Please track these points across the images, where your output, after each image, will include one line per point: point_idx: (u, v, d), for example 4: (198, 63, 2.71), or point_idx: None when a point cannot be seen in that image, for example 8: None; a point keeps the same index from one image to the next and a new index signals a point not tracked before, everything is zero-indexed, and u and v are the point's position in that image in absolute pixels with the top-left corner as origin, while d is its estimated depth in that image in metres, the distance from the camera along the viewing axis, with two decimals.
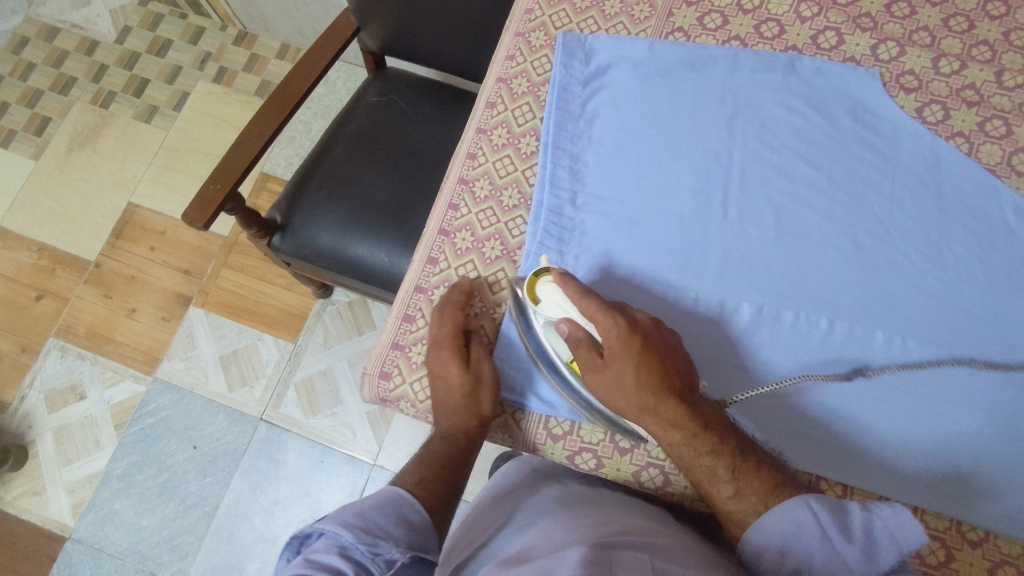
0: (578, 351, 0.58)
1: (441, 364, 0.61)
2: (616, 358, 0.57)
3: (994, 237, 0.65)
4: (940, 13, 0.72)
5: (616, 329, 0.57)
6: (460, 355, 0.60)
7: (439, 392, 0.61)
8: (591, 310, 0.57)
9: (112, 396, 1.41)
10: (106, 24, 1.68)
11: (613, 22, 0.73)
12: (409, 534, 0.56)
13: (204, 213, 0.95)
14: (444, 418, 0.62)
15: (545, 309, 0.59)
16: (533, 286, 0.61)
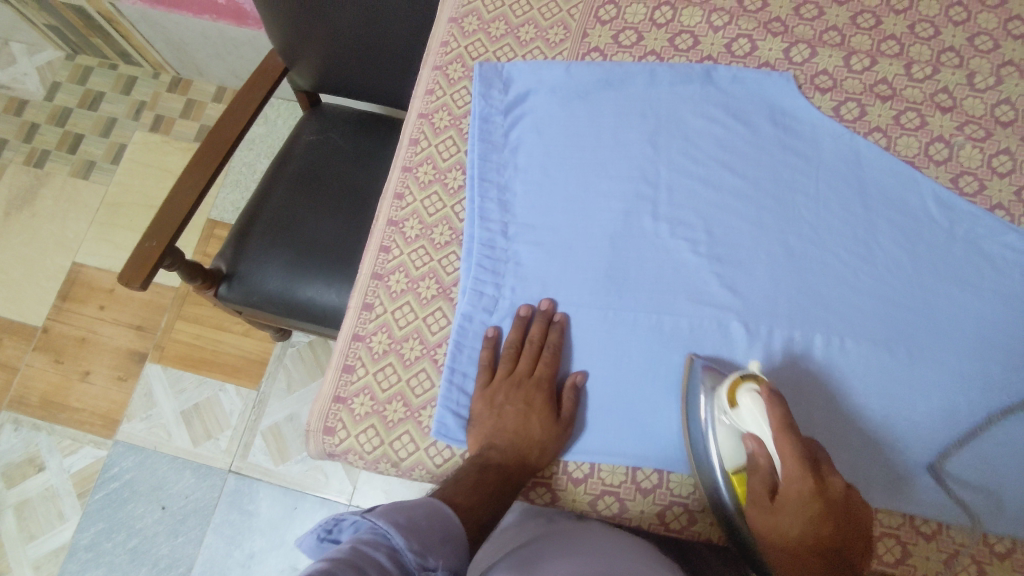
0: (754, 475, 0.54)
1: (518, 397, 0.61)
2: (788, 504, 0.52)
3: (918, 229, 0.66)
4: (847, 12, 0.73)
5: (806, 485, 0.52)
6: (549, 388, 0.61)
7: (502, 424, 0.60)
8: (788, 448, 0.53)
9: (73, 464, 1.36)
10: (34, 83, 1.65)
11: (529, 48, 0.73)
12: (455, 549, 0.51)
13: (140, 272, 0.92)
14: (492, 449, 0.59)
15: (738, 417, 0.55)
16: (732, 386, 0.56)
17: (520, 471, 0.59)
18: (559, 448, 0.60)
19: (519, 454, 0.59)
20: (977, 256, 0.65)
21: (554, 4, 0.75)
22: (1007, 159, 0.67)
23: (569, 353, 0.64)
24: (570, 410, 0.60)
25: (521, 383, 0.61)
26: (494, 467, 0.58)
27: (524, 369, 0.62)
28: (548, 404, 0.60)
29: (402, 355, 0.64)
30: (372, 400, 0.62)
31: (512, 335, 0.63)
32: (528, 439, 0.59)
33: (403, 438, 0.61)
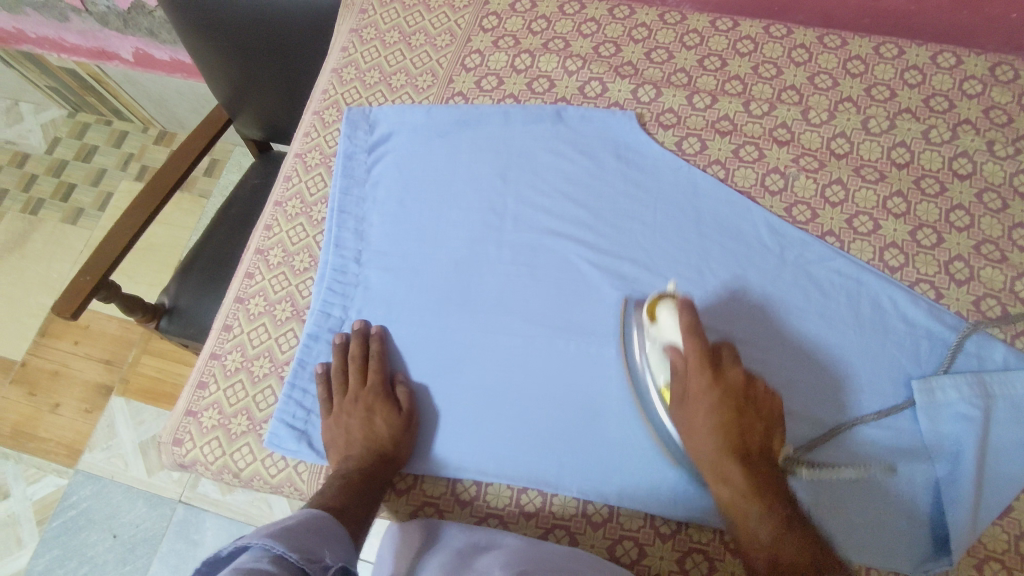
0: (674, 378, 0.60)
1: (354, 409, 0.64)
2: (699, 398, 0.58)
3: (749, 255, 0.68)
4: (695, 55, 0.78)
5: (703, 377, 0.58)
6: (383, 389, 0.65)
7: (348, 437, 0.63)
8: (693, 344, 0.58)
9: (35, 492, 1.42)
10: (37, 138, 1.80)
11: (399, 93, 0.80)
12: (337, 543, 0.52)
13: (72, 304, 0.99)
14: (350, 459, 0.62)
15: (658, 330, 0.61)
16: (654, 303, 0.62)
17: (381, 468, 0.61)
18: (409, 439, 0.63)
19: (376, 453, 0.61)
20: (807, 280, 0.67)
21: (425, 54, 0.81)
22: (840, 188, 0.70)
23: (397, 357, 0.68)
24: (408, 400, 0.64)
25: (358, 396, 0.64)
26: (355, 472, 0.60)
27: (357, 384, 0.65)
28: (386, 402, 0.64)
29: (252, 372, 0.68)
30: (219, 414, 0.66)
31: (336, 360, 0.67)
32: (376, 436, 0.61)
33: (243, 449, 0.65)
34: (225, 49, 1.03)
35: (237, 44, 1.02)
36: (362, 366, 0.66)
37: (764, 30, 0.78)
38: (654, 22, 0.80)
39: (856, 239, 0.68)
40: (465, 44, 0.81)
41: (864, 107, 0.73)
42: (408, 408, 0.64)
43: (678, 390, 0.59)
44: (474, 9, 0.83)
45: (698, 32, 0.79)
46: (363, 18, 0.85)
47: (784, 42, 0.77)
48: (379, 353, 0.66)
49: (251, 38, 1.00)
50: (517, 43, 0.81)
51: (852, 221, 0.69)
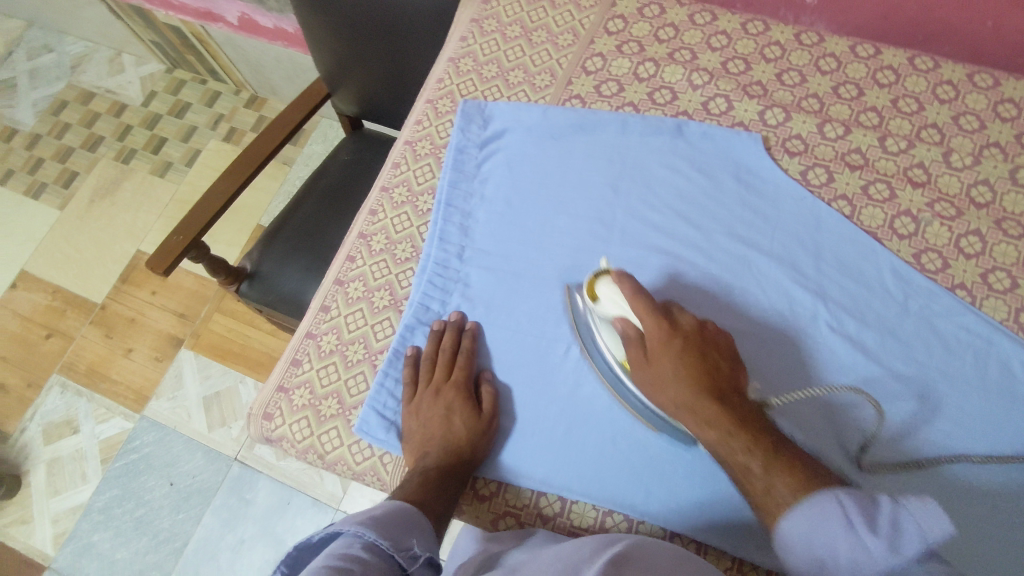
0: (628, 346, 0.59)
1: (436, 403, 0.63)
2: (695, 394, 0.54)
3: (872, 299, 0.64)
4: (830, 81, 0.74)
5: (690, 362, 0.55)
6: (465, 388, 0.63)
7: (426, 431, 0.62)
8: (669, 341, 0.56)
9: (102, 431, 1.48)
10: (135, 90, 1.85)
11: (516, 90, 0.78)
12: (421, 534, 0.51)
13: (165, 260, 1.02)
14: (429, 454, 0.61)
15: (625, 354, 0.60)
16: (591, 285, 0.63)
17: (459, 468, 0.60)
18: (486, 443, 0.62)
19: (454, 452, 0.60)
20: (934, 334, 0.62)
21: (546, 52, 0.80)
22: (977, 240, 0.66)
23: (483, 356, 0.67)
24: (490, 403, 0.63)
25: (440, 390, 0.64)
26: (433, 469, 0.59)
27: (440, 378, 0.64)
28: (468, 402, 0.62)
29: (346, 356, 0.68)
30: (310, 394, 0.67)
31: (427, 349, 0.66)
32: (456, 434, 0.60)
33: (331, 433, 0.65)
34: (334, 26, 1.03)
35: (348, 23, 1.01)
36: (448, 360, 0.65)
37: (908, 60, 0.74)
38: (789, 43, 0.76)
39: (990, 296, 0.64)
40: (588, 46, 0.79)
41: (1013, 156, 0.68)
42: (489, 411, 0.62)
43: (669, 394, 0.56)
44: (600, 10, 0.81)
45: (835, 56, 0.75)
46: (484, 9, 0.83)
47: (929, 76, 0.73)
48: (467, 349, 0.66)
49: (363, 17, 0.99)
50: (642, 50, 0.78)
51: (988, 277, 0.64)
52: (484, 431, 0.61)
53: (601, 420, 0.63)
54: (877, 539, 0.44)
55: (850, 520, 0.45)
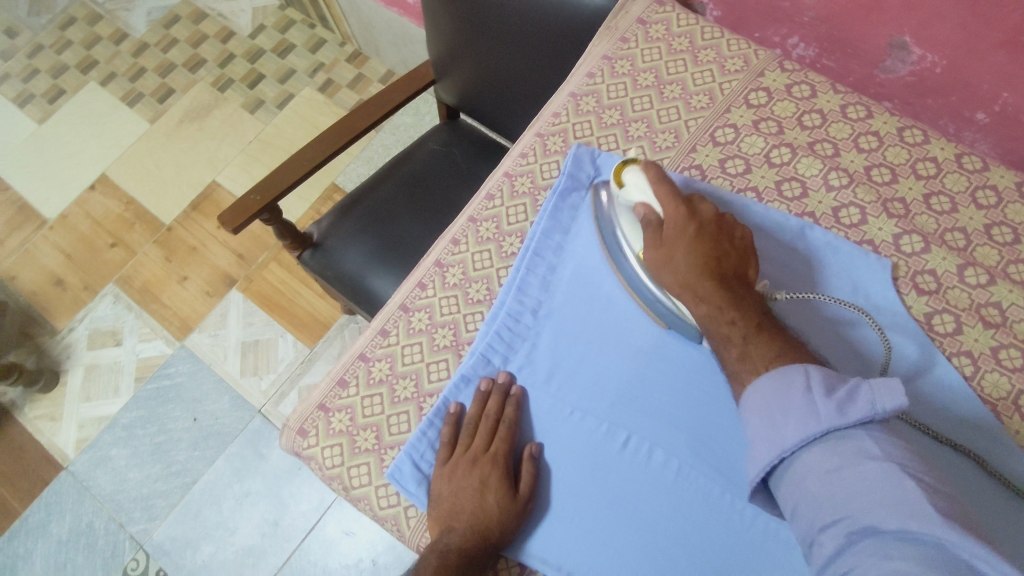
0: (649, 229, 0.61)
1: (471, 474, 0.59)
2: (671, 242, 0.59)
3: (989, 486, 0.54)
4: (983, 218, 0.66)
5: (679, 212, 0.60)
6: (505, 463, 0.59)
7: (454, 502, 0.58)
8: (664, 192, 0.61)
9: (142, 351, 1.51)
10: (246, 19, 1.85)
11: (633, 144, 0.73)
12: None
13: (237, 219, 1.01)
14: (453, 529, 0.56)
15: (627, 193, 0.64)
16: (621, 172, 0.66)
17: (483, 552, 0.55)
18: (515, 529, 0.57)
19: (480, 533, 0.56)
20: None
21: (675, 109, 0.74)
22: None
23: (530, 427, 0.63)
24: (528, 486, 0.59)
25: (477, 460, 0.60)
26: (454, 549, 0.55)
27: (480, 445, 0.60)
28: (506, 481, 0.58)
29: (394, 390, 0.65)
30: (349, 420, 0.64)
31: (471, 409, 0.62)
32: (486, 513, 0.56)
33: (361, 468, 0.62)
34: (458, 19, 0.98)
35: (472, 21, 0.96)
36: (492, 428, 0.61)
37: None
38: (947, 162, 0.68)
39: None
40: (722, 114, 0.73)
41: None
42: (526, 494, 0.58)
43: (651, 239, 0.61)
44: (745, 77, 0.74)
45: (997, 190, 0.67)
46: (621, 47, 0.78)
47: None
48: (512, 419, 0.61)
49: (491, 19, 0.94)
50: (780, 131, 0.71)
51: None
52: (515, 513, 0.57)
53: (645, 528, 0.57)
54: (827, 402, 0.46)
55: (809, 391, 0.47)
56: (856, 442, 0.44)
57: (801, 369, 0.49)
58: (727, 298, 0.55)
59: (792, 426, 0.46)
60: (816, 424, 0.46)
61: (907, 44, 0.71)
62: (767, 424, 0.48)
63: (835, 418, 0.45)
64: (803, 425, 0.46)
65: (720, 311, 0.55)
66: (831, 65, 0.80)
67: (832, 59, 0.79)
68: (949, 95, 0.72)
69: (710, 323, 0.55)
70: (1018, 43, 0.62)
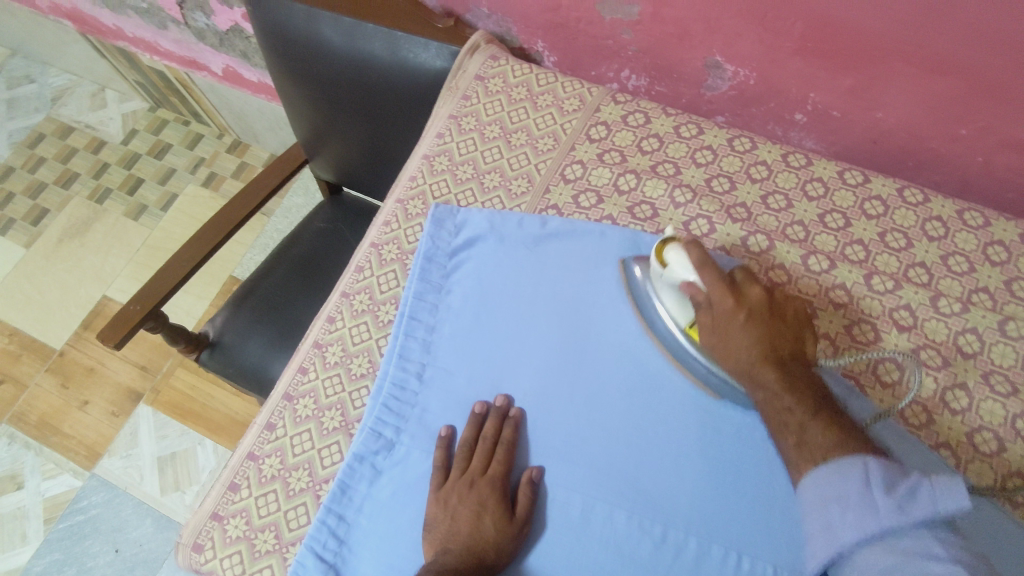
0: (698, 310, 0.60)
1: (468, 496, 0.60)
2: (724, 317, 0.59)
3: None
4: (816, 208, 0.71)
5: (730, 303, 0.59)
6: (503, 486, 0.61)
7: (449, 527, 0.58)
8: (712, 281, 0.59)
9: (48, 489, 1.41)
10: (116, 127, 1.81)
11: (490, 195, 0.75)
12: None
13: (117, 334, 0.97)
14: (447, 553, 0.56)
15: (670, 274, 0.62)
16: (660, 251, 0.63)
17: (478, 574, 0.56)
18: (511, 550, 0.58)
19: (476, 556, 0.57)
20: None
21: (524, 155, 0.77)
22: (963, 394, 0.61)
23: (525, 450, 0.64)
24: (525, 508, 0.60)
25: (475, 483, 0.60)
26: (449, 571, 0.54)
27: (477, 468, 0.61)
28: (503, 503, 0.59)
29: (288, 484, 0.63)
30: (245, 525, 0.62)
31: (466, 432, 0.63)
32: (484, 537, 0.57)
33: (264, 572, 0.60)
34: (314, 98, 0.98)
35: (326, 99, 0.97)
36: (490, 452, 0.62)
37: (897, 191, 0.71)
38: (776, 162, 0.74)
39: (976, 459, 0.59)
40: (569, 152, 0.76)
41: (1002, 304, 0.65)
42: (522, 517, 0.59)
43: (706, 321, 0.60)
44: (583, 115, 0.78)
45: (823, 181, 0.72)
46: (464, 105, 0.81)
47: (919, 211, 0.70)
48: (510, 441, 0.62)
49: (342, 96, 0.95)
50: (623, 160, 0.75)
51: (973, 436, 0.60)
52: (511, 531, 0.58)
53: (563, 572, 0.58)
54: (886, 498, 0.50)
55: (868, 482, 0.51)
56: (915, 541, 0.49)
57: (861, 465, 0.51)
58: (783, 379, 0.56)
59: (851, 522, 0.50)
60: (877, 521, 0.50)
61: (719, 63, 0.76)
62: (823, 520, 0.52)
63: (897, 516, 0.49)
64: (863, 525, 0.50)
65: (780, 395, 0.56)
66: (663, 90, 0.85)
67: (663, 84, 0.84)
68: (768, 102, 0.78)
69: (767, 406, 0.56)
70: (809, 48, 0.69)
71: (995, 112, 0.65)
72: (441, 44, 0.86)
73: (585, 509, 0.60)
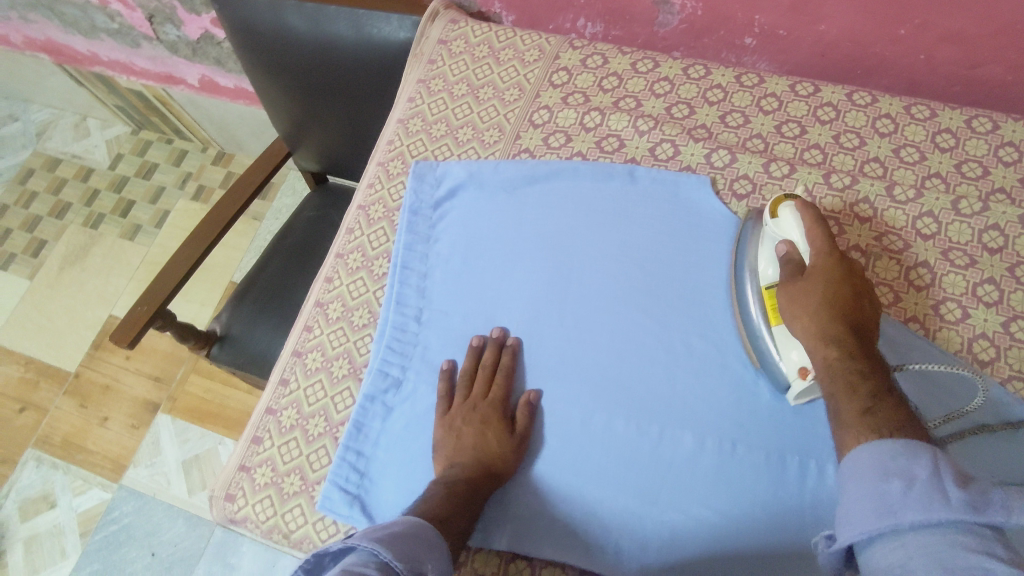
0: (785, 267, 0.60)
1: (472, 419, 0.64)
2: (817, 275, 0.57)
3: None
4: (773, 120, 0.75)
5: (828, 261, 0.57)
6: (503, 405, 0.65)
7: (456, 446, 0.62)
8: (817, 235, 0.58)
9: (80, 504, 1.45)
10: (102, 153, 1.85)
11: (465, 147, 0.80)
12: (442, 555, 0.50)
13: (129, 333, 1.00)
14: (456, 466, 0.61)
15: (778, 227, 0.62)
16: (776, 204, 0.63)
17: (487, 482, 0.60)
18: (516, 462, 0.62)
19: (484, 466, 0.61)
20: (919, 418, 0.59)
21: (493, 107, 0.81)
22: (926, 271, 0.66)
23: (524, 373, 0.67)
24: (525, 422, 0.64)
25: (478, 405, 0.64)
26: (460, 481, 0.59)
27: (479, 392, 0.65)
28: (504, 420, 0.63)
29: (307, 431, 0.68)
30: (272, 472, 0.66)
31: (467, 363, 0.67)
32: (489, 449, 0.61)
33: (294, 511, 0.65)
34: (290, 86, 1.02)
35: (302, 86, 1.01)
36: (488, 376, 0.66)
37: (847, 96, 0.75)
38: (730, 84, 0.78)
39: (943, 327, 0.63)
40: (534, 99, 0.80)
41: (954, 186, 0.69)
42: (522, 431, 0.63)
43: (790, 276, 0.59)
44: (544, 63, 0.82)
45: (776, 95, 0.76)
46: (431, 69, 0.85)
47: (868, 110, 0.74)
48: (507, 365, 0.66)
49: (317, 80, 0.99)
50: (587, 100, 0.79)
51: (939, 308, 0.64)
52: (515, 441, 0.62)
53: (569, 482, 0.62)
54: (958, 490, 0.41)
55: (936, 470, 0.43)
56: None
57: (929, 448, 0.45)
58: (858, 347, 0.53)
59: (909, 498, 0.42)
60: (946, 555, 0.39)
61: None
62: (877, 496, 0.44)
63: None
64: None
65: (848, 358, 0.53)
66: (619, 34, 0.89)
67: (618, 28, 0.88)
68: (718, 31, 0.82)
69: (833, 366, 0.53)
70: None
71: (926, 7, 0.69)
72: (402, 15, 0.89)
73: (586, 418, 0.64)
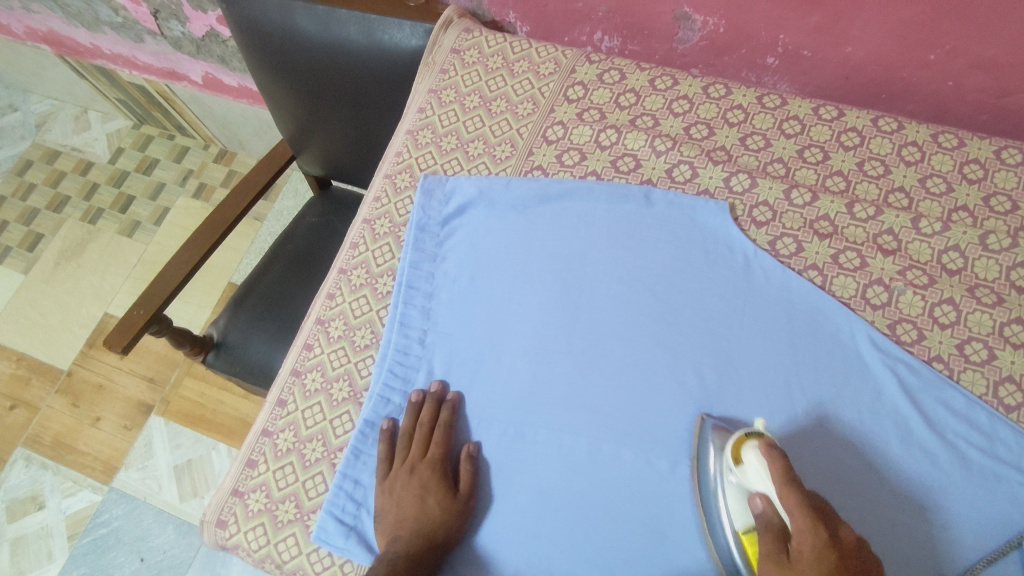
0: None
1: (410, 484, 0.61)
2: (776, 427, 0.54)
3: (887, 426, 0.59)
4: (795, 145, 0.73)
5: None
6: (442, 466, 0.62)
7: (399, 515, 0.59)
8: None
9: (69, 506, 1.42)
10: (102, 147, 1.83)
11: (476, 162, 0.77)
12: None
13: (121, 339, 0.97)
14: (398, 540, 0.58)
15: None
16: None
17: (431, 553, 0.57)
18: (461, 526, 0.59)
19: (425, 537, 0.58)
20: (939, 463, 0.58)
21: (505, 121, 0.79)
22: (951, 309, 0.63)
23: (529, 401, 0.64)
24: (468, 483, 0.61)
25: (415, 468, 0.62)
26: (402, 557, 0.56)
27: (417, 454, 0.63)
28: (443, 482, 0.60)
29: (303, 455, 0.65)
30: (266, 498, 0.64)
31: (405, 421, 0.65)
32: (428, 517, 0.58)
33: (288, 540, 0.62)
34: (296, 91, 1.00)
35: (308, 91, 0.99)
36: (425, 435, 0.63)
37: (872, 122, 0.73)
38: (752, 105, 0.75)
39: (968, 368, 0.61)
40: (548, 115, 0.78)
41: (982, 220, 0.66)
42: (465, 493, 0.60)
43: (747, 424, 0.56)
44: (560, 77, 0.80)
45: (799, 118, 0.74)
46: (442, 78, 0.83)
47: (894, 137, 0.71)
48: (445, 422, 0.63)
49: (324, 86, 0.97)
50: (603, 117, 0.77)
51: (965, 348, 0.62)
52: (455, 506, 0.59)
53: (575, 517, 0.59)
54: None
55: None
56: None
57: None
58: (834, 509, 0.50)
59: None
60: None
61: (689, 14, 0.78)
62: None
63: None
64: None
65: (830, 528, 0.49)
66: (637, 48, 0.86)
67: (636, 43, 0.86)
68: (739, 49, 0.80)
69: None
70: None
71: (959, 33, 0.67)
72: (414, 22, 0.87)
73: (595, 451, 0.61)
